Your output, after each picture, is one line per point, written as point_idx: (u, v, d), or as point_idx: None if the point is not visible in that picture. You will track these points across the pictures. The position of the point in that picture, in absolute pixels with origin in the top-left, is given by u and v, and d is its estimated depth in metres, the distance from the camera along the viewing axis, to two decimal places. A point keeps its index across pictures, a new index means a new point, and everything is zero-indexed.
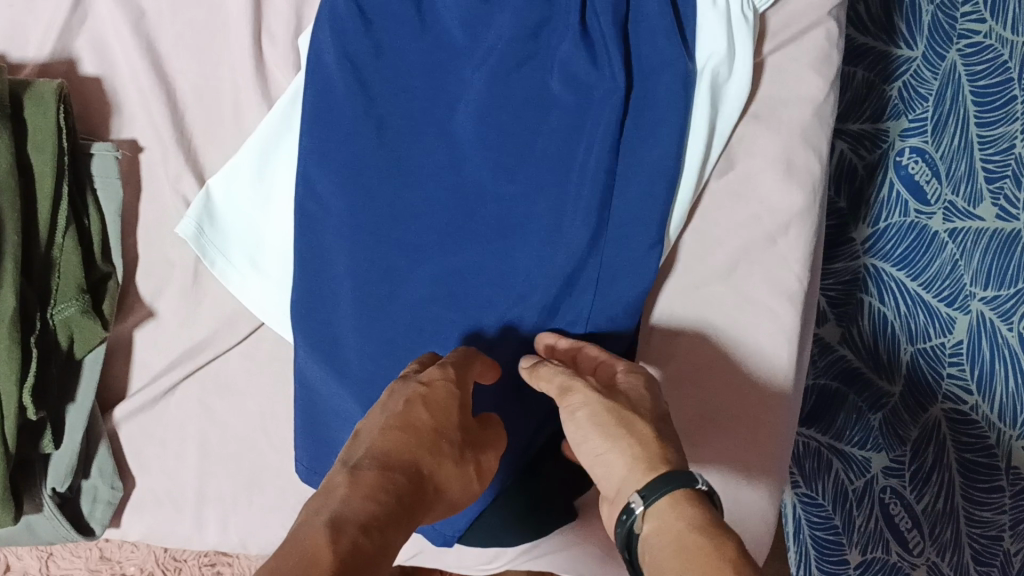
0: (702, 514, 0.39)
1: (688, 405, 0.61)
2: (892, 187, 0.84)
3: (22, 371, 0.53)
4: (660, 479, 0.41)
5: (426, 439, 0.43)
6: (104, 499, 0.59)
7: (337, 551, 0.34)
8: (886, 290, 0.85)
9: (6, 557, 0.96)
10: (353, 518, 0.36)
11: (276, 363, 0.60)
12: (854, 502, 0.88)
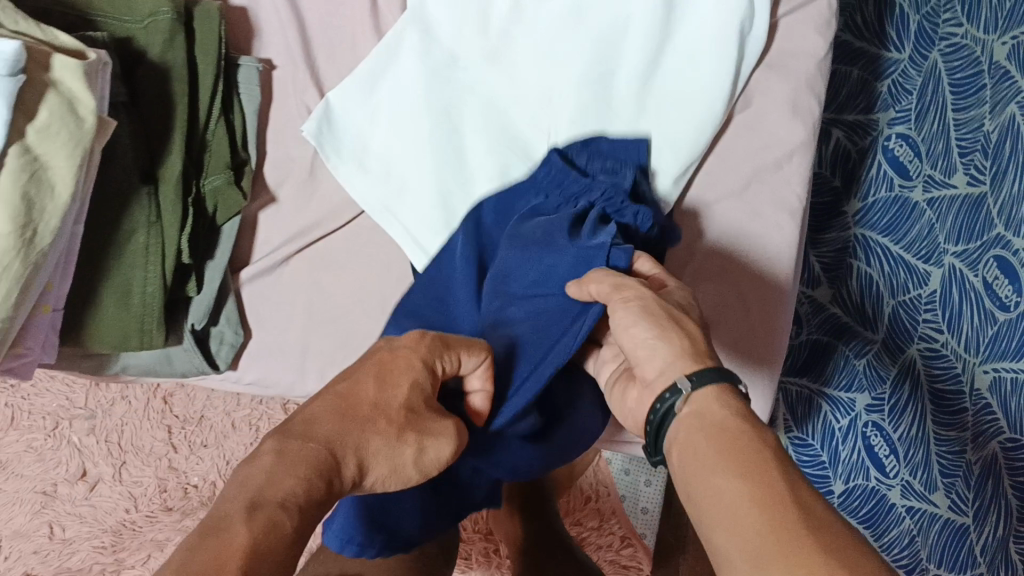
0: (744, 406, 0.42)
1: (706, 289, 0.75)
2: (879, 167, 0.98)
3: (180, 222, 0.65)
4: (707, 369, 0.43)
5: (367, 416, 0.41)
6: (227, 342, 0.71)
7: (271, 527, 0.34)
8: (872, 255, 0.98)
9: (86, 462, 1.09)
10: (268, 498, 0.35)
11: (375, 243, 0.73)
12: (839, 439, 0.98)
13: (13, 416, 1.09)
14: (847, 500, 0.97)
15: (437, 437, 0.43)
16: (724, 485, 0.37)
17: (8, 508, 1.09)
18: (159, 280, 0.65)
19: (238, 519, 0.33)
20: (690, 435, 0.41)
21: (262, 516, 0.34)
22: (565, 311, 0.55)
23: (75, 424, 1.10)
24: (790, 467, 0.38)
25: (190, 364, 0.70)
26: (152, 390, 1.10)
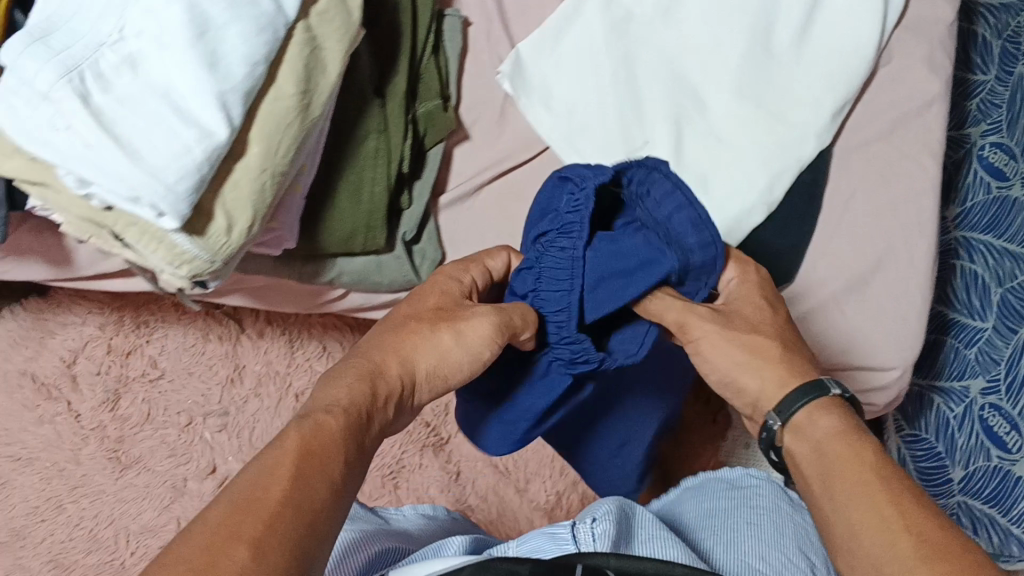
0: (841, 422, 0.54)
1: (826, 261, 0.78)
2: (975, 173, 1.06)
3: (403, 134, 0.73)
4: (800, 391, 0.56)
5: (404, 328, 0.57)
6: (428, 258, 0.77)
7: (313, 432, 0.47)
8: (976, 253, 1.04)
9: (216, 458, 1.12)
10: (319, 408, 0.49)
11: (558, 176, 0.79)
12: (957, 426, 1.02)
13: (149, 412, 1.12)
14: (968, 484, 1.01)
15: (470, 322, 0.57)
16: (858, 500, 0.49)
17: (138, 503, 1.12)
18: (385, 181, 0.71)
19: (296, 428, 0.47)
20: (812, 451, 0.54)
21: (309, 426, 0.47)
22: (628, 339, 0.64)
23: (208, 421, 1.12)
24: (887, 472, 0.50)
25: (399, 273, 0.76)
26: (284, 388, 1.12)
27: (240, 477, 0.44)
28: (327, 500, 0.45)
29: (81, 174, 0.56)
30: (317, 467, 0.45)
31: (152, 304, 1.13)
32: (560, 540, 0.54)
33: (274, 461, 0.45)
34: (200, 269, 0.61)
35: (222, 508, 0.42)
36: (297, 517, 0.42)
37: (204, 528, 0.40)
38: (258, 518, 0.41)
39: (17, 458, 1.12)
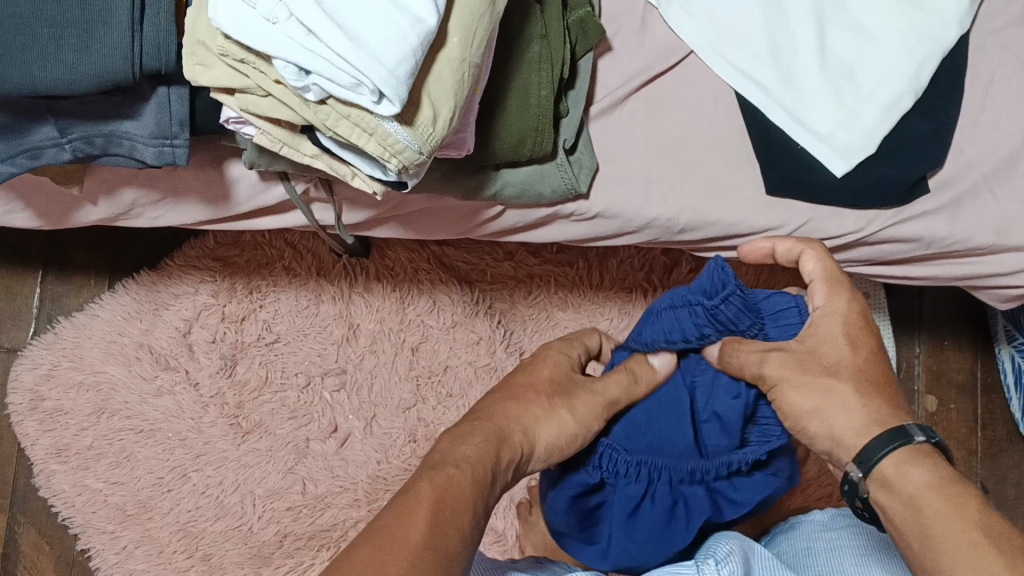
0: (923, 470, 0.59)
1: (973, 144, 0.79)
2: None
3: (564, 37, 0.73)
4: (889, 435, 0.61)
5: (526, 395, 0.64)
6: (586, 167, 0.78)
7: (442, 484, 0.51)
8: None
9: (336, 417, 1.13)
10: (450, 462, 0.54)
11: (702, 81, 0.81)
12: None
13: (267, 376, 1.13)
14: None
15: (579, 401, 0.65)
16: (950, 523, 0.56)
17: (262, 467, 1.11)
18: (551, 86, 0.73)
19: (427, 480, 0.51)
20: (902, 504, 0.59)
21: (441, 478, 0.51)
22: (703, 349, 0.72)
23: (326, 381, 1.13)
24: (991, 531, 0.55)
25: (561, 181, 0.77)
26: (400, 344, 1.14)
27: (371, 522, 0.47)
28: (460, 546, 0.48)
29: (302, 64, 0.58)
30: (448, 519, 0.49)
31: (263, 269, 1.14)
32: None
33: (403, 510, 0.48)
34: (409, 161, 0.62)
35: (363, 545, 0.45)
36: (431, 560, 0.45)
37: (351, 559, 0.44)
38: (400, 557, 0.44)
39: (139, 430, 1.12)
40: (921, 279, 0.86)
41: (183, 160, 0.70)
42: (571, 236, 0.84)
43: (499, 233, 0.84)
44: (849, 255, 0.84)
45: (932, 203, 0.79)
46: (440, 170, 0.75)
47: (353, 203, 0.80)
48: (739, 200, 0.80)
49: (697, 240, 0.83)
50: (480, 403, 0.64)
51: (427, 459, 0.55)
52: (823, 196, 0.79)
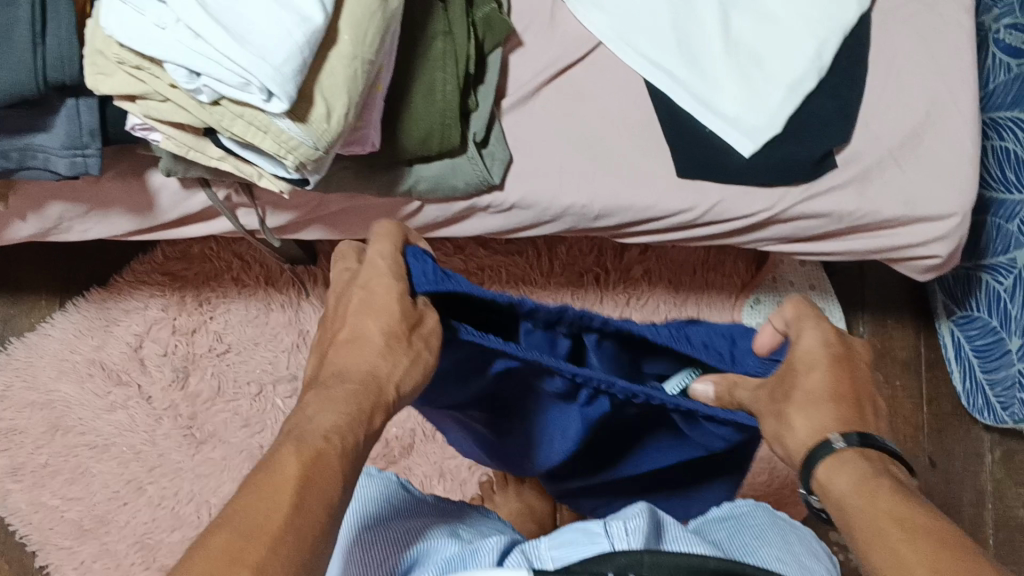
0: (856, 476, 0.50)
1: (879, 119, 0.81)
2: (994, 56, 1.07)
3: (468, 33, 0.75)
4: (822, 444, 0.52)
5: (387, 332, 0.54)
6: (498, 160, 0.80)
7: (304, 457, 0.47)
8: (1003, 129, 1.05)
9: (289, 423, 1.13)
10: (313, 431, 0.49)
11: (613, 70, 0.83)
12: (1008, 300, 1.04)
13: (219, 387, 1.14)
14: None
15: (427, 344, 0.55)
16: (881, 552, 0.46)
17: (217, 476, 1.12)
18: (456, 81, 0.74)
19: (290, 451, 0.47)
20: (836, 509, 0.50)
21: (308, 453, 0.47)
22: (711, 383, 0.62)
23: (278, 388, 1.14)
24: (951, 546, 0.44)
25: (473, 174, 0.78)
26: None
27: (230, 507, 0.44)
28: (325, 522, 0.46)
29: (191, 67, 0.60)
30: (317, 498, 0.46)
31: (212, 281, 1.15)
32: (594, 533, 0.54)
33: (266, 489, 0.45)
34: (305, 156, 0.64)
35: (218, 536, 0.42)
36: (299, 557, 0.43)
37: (204, 559, 0.41)
38: (261, 546, 0.42)
39: (93, 445, 1.13)
40: (834, 256, 0.88)
41: (96, 169, 0.71)
42: (492, 229, 0.86)
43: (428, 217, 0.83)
44: (760, 236, 0.86)
45: (839, 178, 0.81)
46: (350, 168, 0.76)
47: (275, 207, 0.82)
48: (653, 184, 0.82)
49: (615, 226, 0.84)
50: (329, 363, 0.54)
51: (285, 429, 0.50)
52: (734, 177, 0.81)
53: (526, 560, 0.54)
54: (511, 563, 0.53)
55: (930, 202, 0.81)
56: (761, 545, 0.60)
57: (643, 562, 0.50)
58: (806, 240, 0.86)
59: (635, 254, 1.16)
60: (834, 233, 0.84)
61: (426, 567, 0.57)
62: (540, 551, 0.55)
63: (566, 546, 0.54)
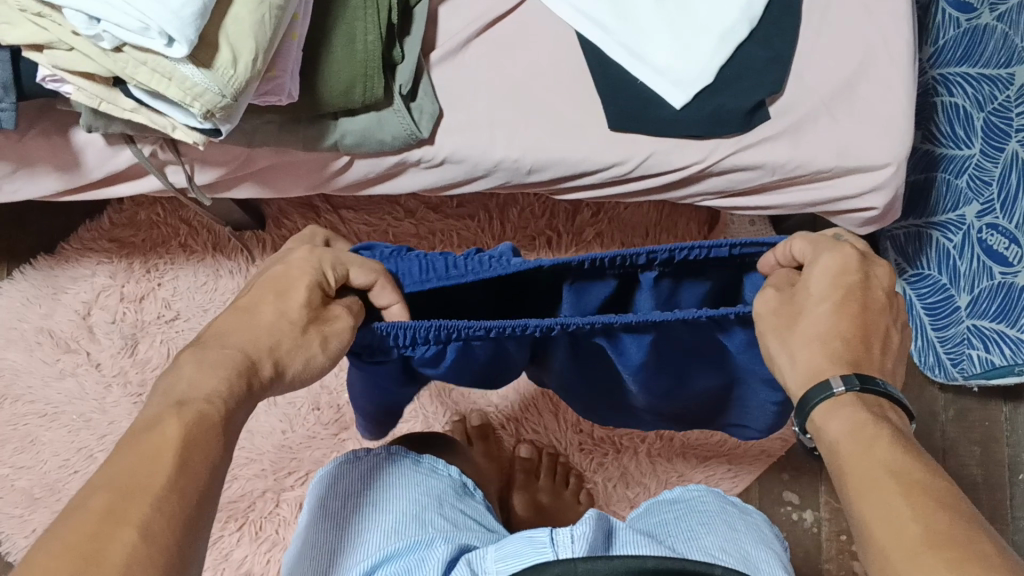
0: (857, 416, 0.48)
1: (813, 70, 0.80)
2: (944, 13, 1.06)
3: None
4: (825, 379, 0.50)
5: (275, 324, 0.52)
6: (426, 112, 0.78)
7: (183, 424, 0.44)
8: (953, 85, 1.04)
9: None
10: (195, 395, 0.46)
11: (544, 23, 0.82)
12: (957, 256, 1.05)
13: (169, 354, 1.13)
14: (975, 307, 1.04)
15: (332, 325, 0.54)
16: (874, 504, 0.44)
17: None
18: (378, 32, 0.73)
19: (172, 414, 0.44)
20: (829, 449, 0.49)
21: (191, 414, 0.45)
22: (643, 346, 0.61)
23: None
24: (963, 515, 0.42)
25: (400, 128, 0.77)
26: None
27: (107, 468, 0.42)
28: (206, 479, 0.43)
29: (89, 12, 0.59)
30: (198, 459, 0.43)
31: (159, 247, 1.14)
32: (538, 542, 0.54)
33: (146, 453, 0.42)
34: (212, 103, 0.63)
35: (102, 492, 0.40)
36: (177, 512, 0.41)
37: (81, 516, 0.39)
38: (141, 503, 0.40)
39: (44, 413, 1.12)
40: (776, 208, 0.87)
41: (10, 123, 0.71)
42: (425, 184, 0.85)
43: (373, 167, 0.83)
44: (696, 190, 0.85)
45: (773, 129, 0.80)
46: (275, 122, 0.76)
47: (203, 162, 0.81)
48: (586, 137, 0.80)
49: (548, 179, 0.83)
50: (218, 327, 0.52)
51: (161, 389, 0.47)
52: (664, 129, 0.79)
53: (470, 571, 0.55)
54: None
55: (863, 154, 0.80)
56: (706, 537, 0.60)
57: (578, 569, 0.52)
58: (744, 193, 0.86)
59: (588, 216, 1.14)
60: (767, 185, 0.84)
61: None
62: (486, 563, 0.55)
63: (513, 555, 0.54)
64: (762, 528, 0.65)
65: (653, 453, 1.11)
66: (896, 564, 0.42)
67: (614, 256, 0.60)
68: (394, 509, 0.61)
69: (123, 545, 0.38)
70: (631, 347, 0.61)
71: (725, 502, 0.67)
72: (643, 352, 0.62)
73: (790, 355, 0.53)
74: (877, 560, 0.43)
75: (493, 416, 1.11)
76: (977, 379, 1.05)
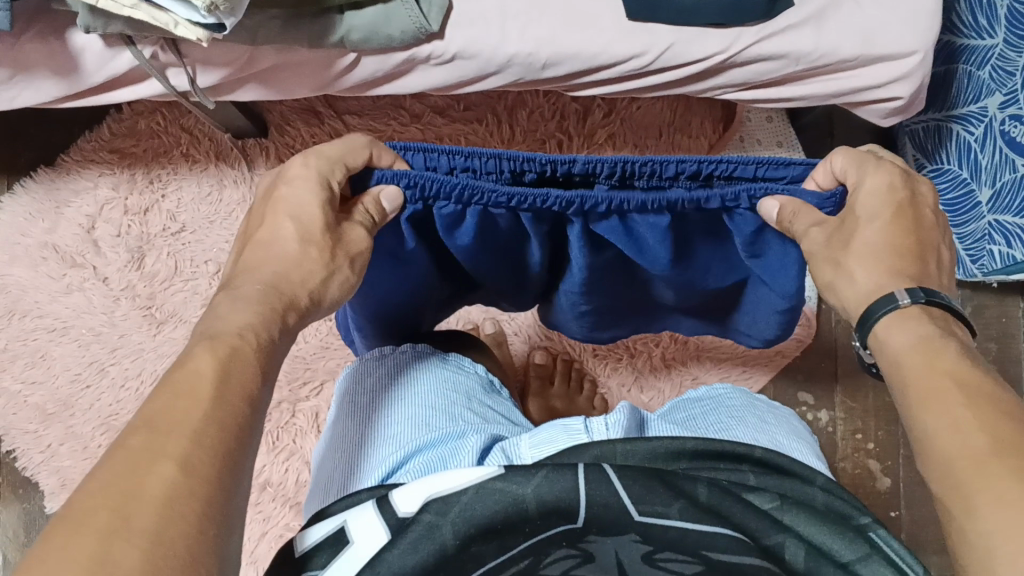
0: (921, 329, 0.48)
1: None
2: None
3: None
4: (886, 293, 0.50)
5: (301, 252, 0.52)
6: (435, 5, 0.75)
7: (218, 359, 0.44)
8: None
9: None
10: (226, 330, 0.46)
11: None
12: (978, 149, 1.02)
13: (177, 266, 1.11)
14: (996, 202, 1.02)
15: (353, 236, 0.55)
16: (936, 416, 0.44)
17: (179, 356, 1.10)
18: None
19: (204, 350, 0.44)
20: (886, 361, 0.49)
21: (223, 347, 0.45)
22: (655, 231, 0.60)
23: None
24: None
25: (409, 22, 0.74)
26: None
27: (142, 410, 0.40)
28: (244, 412, 0.43)
29: None
30: (234, 392, 0.43)
31: (162, 157, 1.12)
32: (573, 429, 0.55)
33: (178, 390, 0.41)
34: None
35: (140, 432, 0.39)
36: (217, 446, 0.40)
37: (119, 453, 0.37)
38: (178, 439, 0.39)
39: (53, 328, 1.11)
40: (796, 102, 0.85)
41: (5, 24, 0.68)
42: (435, 83, 0.82)
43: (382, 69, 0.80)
44: (713, 84, 0.82)
45: (797, 16, 0.77)
46: (279, 18, 0.73)
47: (205, 64, 0.78)
48: (601, 28, 0.77)
49: (563, 75, 0.80)
50: (244, 261, 0.54)
51: (196, 329, 0.48)
52: (684, 17, 0.77)
53: (505, 457, 0.54)
54: (494, 462, 0.53)
55: (886, 44, 0.77)
56: (739, 424, 0.60)
57: (617, 452, 0.50)
58: (762, 87, 0.83)
59: (599, 117, 1.11)
60: (787, 77, 0.81)
61: (409, 473, 0.53)
62: (520, 450, 0.55)
63: (547, 441, 0.54)
64: (791, 421, 0.65)
65: (667, 357, 1.10)
66: (960, 474, 0.41)
67: (646, 161, 0.59)
68: (424, 405, 0.60)
69: (161, 480, 0.37)
70: (641, 230, 0.61)
71: (753, 398, 0.66)
72: (657, 238, 0.61)
73: (848, 275, 0.53)
74: (937, 470, 0.42)
75: (505, 323, 1.10)
76: (996, 275, 1.04)
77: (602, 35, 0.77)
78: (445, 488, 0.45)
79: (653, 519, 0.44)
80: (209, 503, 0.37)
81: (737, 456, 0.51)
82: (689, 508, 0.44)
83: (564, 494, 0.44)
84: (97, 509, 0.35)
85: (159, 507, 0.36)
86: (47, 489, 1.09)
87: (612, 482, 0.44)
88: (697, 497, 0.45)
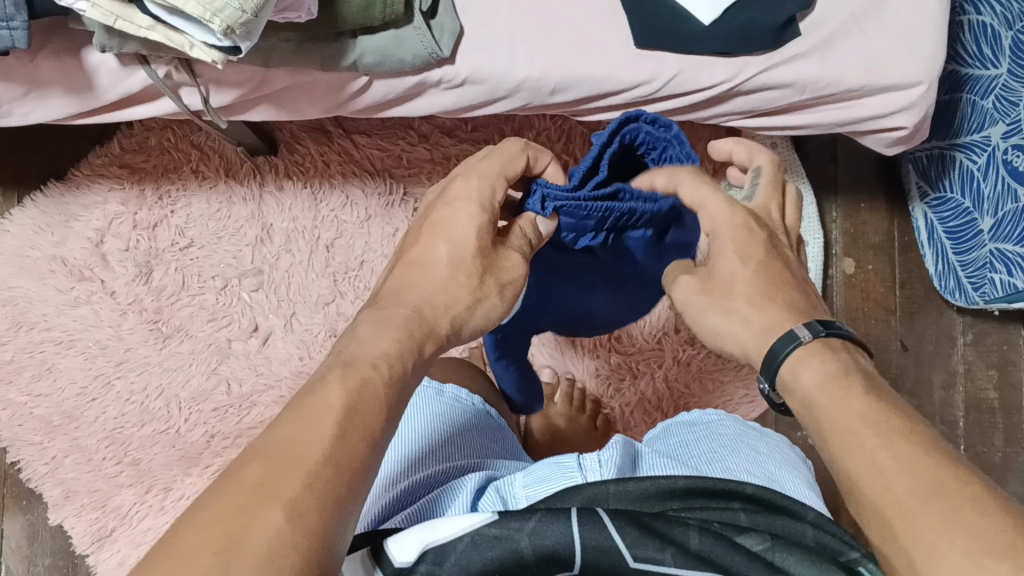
0: (820, 367, 0.48)
1: None
2: None
3: None
4: (783, 344, 0.50)
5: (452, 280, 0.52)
6: (447, 30, 0.76)
7: (347, 388, 0.42)
8: (981, 3, 0.99)
9: (257, 316, 1.12)
10: (363, 359, 0.44)
11: None
12: (981, 178, 1.03)
13: (184, 281, 1.12)
14: (998, 231, 1.02)
15: (507, 262, 0.55)
16: (859, 460, 0.43)
17: (185, 369, 1.11)
18: None
19: (336, 380, 0.42)
20: (800, 402, 0.48)
21: (354, 380, 0.42)
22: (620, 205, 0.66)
23: (244, 282, 1.12)
24: (953, 461, 0.41)
25: (420, 46, 0.75)
26: (314, 242, 1.13)
27: (264, 437, 0.39)
28: (367, 454, 0.40)
29: None
30: (357, 428, 0.41)
31: (171, 173, 1.12)
32: (566, 466, 0.55)
33: (310, 421, 0.39)
34: (232, 19, 0.62)
35: (258, 461, 0.37)
36: (335, 488, 0.38)
37: (238, 489, 0.36)
38: (295, 478, 0.37)
39: (59, 341, 1.11)
40: (802, 130, 0.86)
41: (23, 43, 0.69)
42: (446, 105, 0.83)
43: (394, 94, 0.82)
44: (720, 112, 0.84)
45: (803, 45, 0.78)
46: (292, 41, 0.74)
47: (219, 85, 0.79)
48: (609, 55, 0.78)
49: (571, 100, 0.81)
50: (392, 284, 0.53)
51: (333, 350, 0.46)
52: (692, 45, 0.77)
53: (499, 499, 0.54)
54: (488, 505, 0.53)
55: (891, 74, 0.78)
56: (730, 453, 0.61)
57: (610, 495, 0.51)
58: (767, 117, 0.85)
59: None
60: (793, 106, 0.83)
61: (402, 518, 0.55)
62: (513, 488, 0.55)
63: (540, 480, 0.54)
64: (780, 447, 0.66)
65: (669, 380, 1.11)
66: (900, 530, 0.40)
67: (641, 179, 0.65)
68: (430, 452, 0.63)
69: (269, 527, 0.35)
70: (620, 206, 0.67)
71: (744, 425, 0.67)
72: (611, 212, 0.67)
73: None
74: (877, 521, 0.42)
75: None
76: (998, 303, 1.05)
77: (609, 63, 0.78)
78: (442, 537, 0.45)
79: (646, 566, 0.44)
80: (311, 555, 0.35)
81: (728, 494, 0.52)
82: (682, 554, 0.44)
83: (559, 544, 0.45)
84: (199, 541, 0.33)
85: (263, 558, 0.34)
86: (51, 501, 1.09)
87: (607, 529, 0.45)
88: (688, 544, 0.45)
